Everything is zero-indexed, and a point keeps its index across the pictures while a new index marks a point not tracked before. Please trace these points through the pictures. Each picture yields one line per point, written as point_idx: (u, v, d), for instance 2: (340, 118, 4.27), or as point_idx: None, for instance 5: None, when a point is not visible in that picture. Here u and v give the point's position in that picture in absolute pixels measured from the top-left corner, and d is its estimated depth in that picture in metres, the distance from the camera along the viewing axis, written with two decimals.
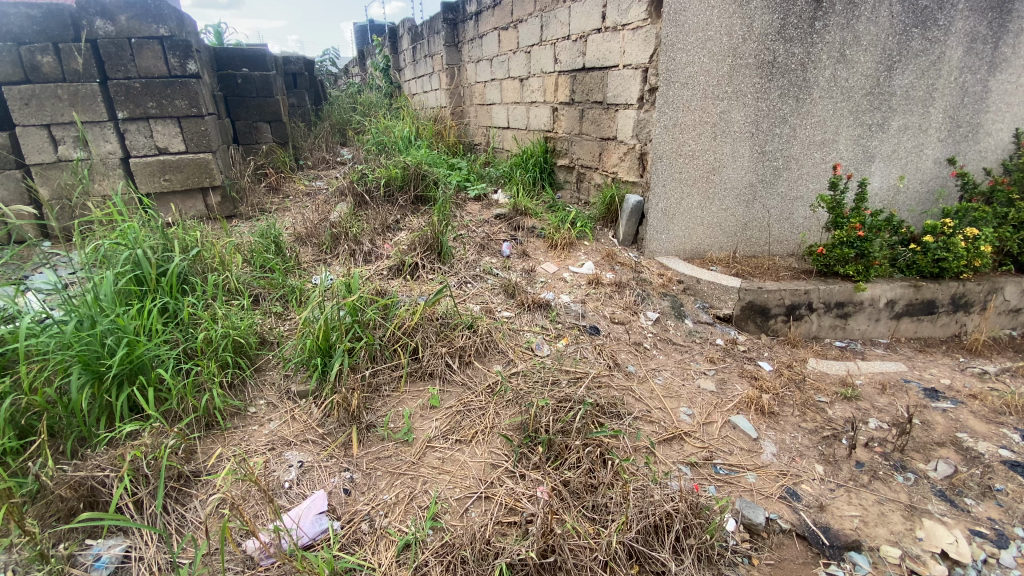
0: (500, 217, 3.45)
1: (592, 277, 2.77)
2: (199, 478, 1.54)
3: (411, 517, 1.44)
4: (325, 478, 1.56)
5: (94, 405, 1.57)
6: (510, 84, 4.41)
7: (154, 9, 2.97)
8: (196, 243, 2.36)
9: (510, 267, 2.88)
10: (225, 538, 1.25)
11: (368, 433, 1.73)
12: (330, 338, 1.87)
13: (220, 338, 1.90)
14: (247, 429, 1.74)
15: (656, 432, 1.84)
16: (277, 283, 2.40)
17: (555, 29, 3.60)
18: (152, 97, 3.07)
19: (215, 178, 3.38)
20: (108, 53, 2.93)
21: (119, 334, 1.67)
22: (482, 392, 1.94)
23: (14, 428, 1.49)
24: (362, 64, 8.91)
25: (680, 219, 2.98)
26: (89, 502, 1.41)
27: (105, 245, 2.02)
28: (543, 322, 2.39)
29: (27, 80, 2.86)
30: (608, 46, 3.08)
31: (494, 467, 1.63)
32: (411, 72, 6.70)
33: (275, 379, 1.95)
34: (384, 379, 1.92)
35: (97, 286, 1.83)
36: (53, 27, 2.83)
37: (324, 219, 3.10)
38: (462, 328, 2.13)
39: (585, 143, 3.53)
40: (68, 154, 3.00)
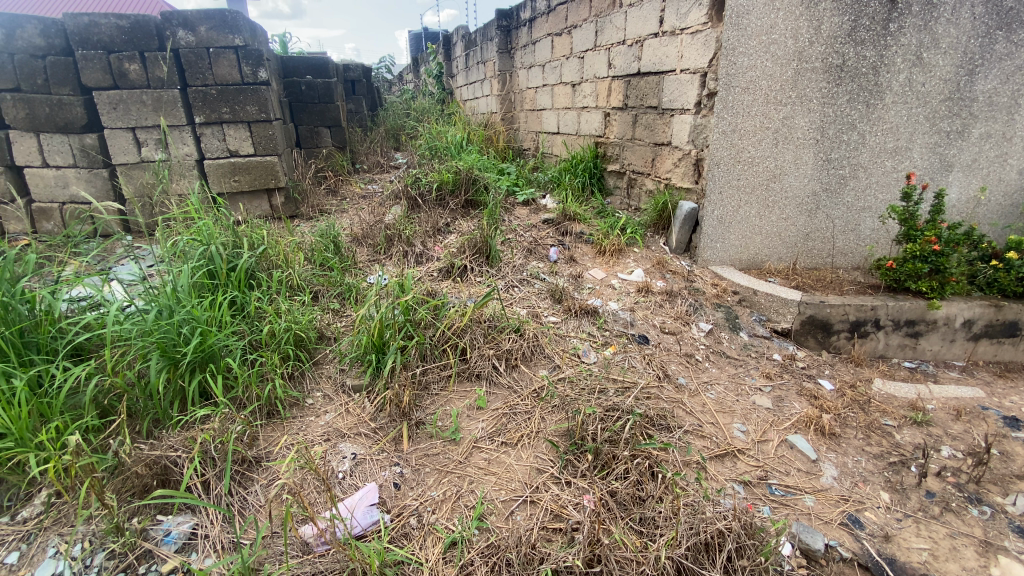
0: (548, 222, 3.45)
1: (642, 285, 2.72)
2: (261, 463, 1.62)
3: (457, 515, 1.46)
4: (376, 471, 1.61)
5: (169, 389, 1.67)
6: (562, 89, 4.41)
7: (230, 20, 3.14)
8: (263, 240, 2.49)
9: (558, 272, 2.87)
10: (286, 522, 1.31)
11: (417, 430, 1.76)
12: (384, 335, 1.93)
13: (283, 332, 2.00)
14: (305, 419, 1.82)
15: (708, 447, 1.78)
16: (335, 281, 2.50)
17: (611, 34, 3.57)
18: (226, 103, 3.28)
19: (279, 180, 3.56)
20: (189, 62, 3.15)
21: (194, 324, 1.79)
22: (528, 397, 1.94)
23: (97, 407, 1.62)
24: (416, 70, 9.16)
25: (737, 228, 2.88)
26: (161, 480, 1.50)
27: (183, 240, 2.16)
28: (591, 329, 2.37)
29: (116, 86, 3.09)
30: (665, 51, 3.03)
31: (540, 471, 1.62)
32: (463, 79, 6.82)
33: (331, 373, 2.03)
34: (433, 378, 1.96)
35: (175, 279, 1.96)
36: (140, 37, 3.03)
37: (378, 221, 3.20)
38: (510, 331, 2.15)
39: (637, 149, 3.48)
40: (150, 156, 3.24)
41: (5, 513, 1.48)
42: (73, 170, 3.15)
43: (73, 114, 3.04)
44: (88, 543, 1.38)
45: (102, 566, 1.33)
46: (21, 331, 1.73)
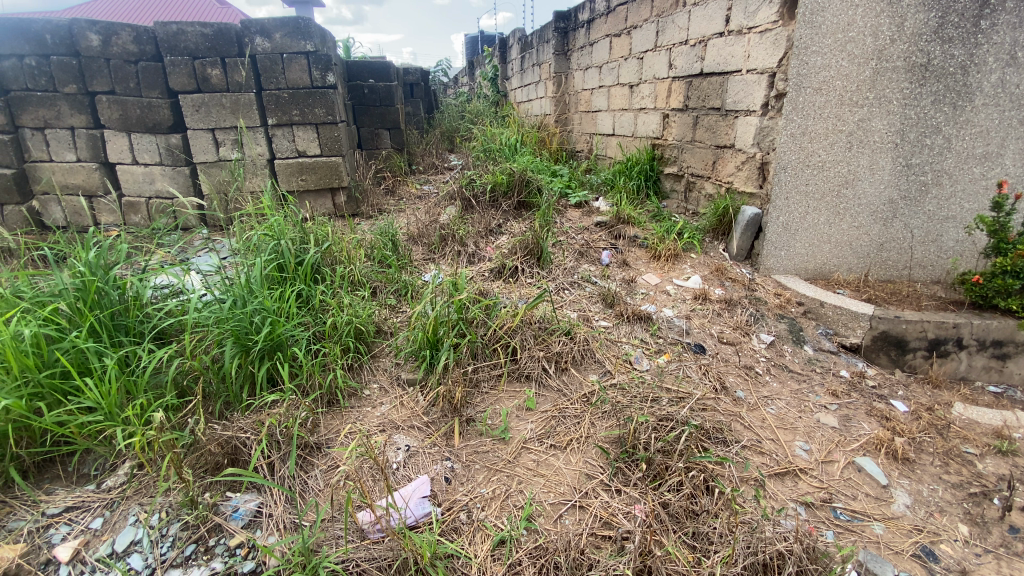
0: (601, 225, 3.41)
1: (699, 292, 2.64)
2: (321, 449, 1.69)
3: (506, 514, 1.47)
4: (428, 464, 1.64)
5: (240, 374, 1.78)
6: (619, 91, 4.36)
7: (303, 27, 3.30)
8: (327, 236, 2.61)
9: (610, 276, 2.83)
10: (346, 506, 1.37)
11: (468, 427, 1.79)
12: (438, 332, 1.98)
13: (344, 325, 2.09)
14: (362, 409, 1.89)
15: (767, 465, 1.70)
16: (393, 278, 2.58)
17: (673, 34, 3.49)
18: (297, 106, 3.46)
19: (342, 179, 3.72)
20: (264, 67, 3.35)
21: (264, 314, 1.90)
22: (578, 401, 1.92)
23: (177, 387, 1.75)
24: (472, 73, 9.31)
25: (804, 235, 2.75)
26: (231, 459, 1.60)
27: (256, 235, 2.30)
28: (644, 335, 2.32)
29: (199, 90, 3.32)
30: (731, 51, 2.93)
31: (589, 477, 1.60)
32: (518, 81, 6.87)
33: (387, 366, 2.10)
34: (484, 376, 1.98)
35: (248, 271, 2.09)
36: (221, 44, 3.24)
37: (433, 220, 3.27)
38: (560, 334, 2.14)
39: (697, 152, 3.39)
40: (227, 155, 3.46)
41: (94, 481, 1.62)
42: (159, 167, 3.40)
43: (161, 116, 3.28)
44: (164, 514, 1.49)
45: (177, 535, 1.43)
46: (112, 314, 1.88)
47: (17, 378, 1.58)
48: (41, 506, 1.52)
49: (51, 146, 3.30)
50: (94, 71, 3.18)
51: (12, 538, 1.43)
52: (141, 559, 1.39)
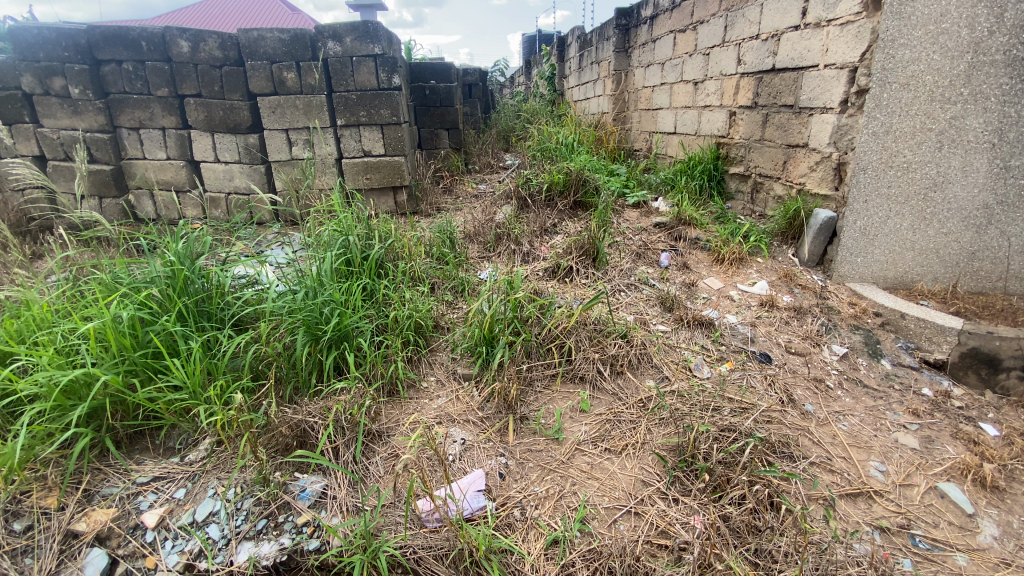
0: (660, 226, 3.33)
1: (765, 299, 2.53)
2: (381, 438, 1.76)
3: (560, 514, 1.47)
4: (483, 458, 1.67)
5: (310, 361, 1.89)
6: (682, 88, 4.23)
7: (372, 31, 3.43)
8: (390, 233, 2.69)
9: (669, 279, 2.76)
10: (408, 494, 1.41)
11: (522, 424, 1.80)
12: (494, 329, 2.01)
13: (405, 319, 2.16)
14: (419, 401, 1.95)
15: (837, 484, 1.60)
16: (450, 274, 2.64)
17: (742, 28, 3.36)
18: (364, 107, 3.61)
19: (404, 178, 3.85)
20: (335, 70, 3.50)
21: (333, 305, 2.00)
22: (634, 406, 1.89)
23: (252, 371, 1.86)
24: (528, 73, 9.33)
25: (884, 240, 2.56)
26: (299, 442, 1.69)
27: (327, 230, 2.42)
28: (705, 341, 2.25)
29: (276, 92, 3.52)
30: (807, 45, 2.79)
31: (645, 484, 1.57)
32: (575, 79, 6.82)
33: (443, 360, 2.15)
34: (538, 375, 1.99)
35: (318, 265, 2.20)
36: (297, 48, 3.41)
37: (489, 219, 3.31)
38: (616, 336, 2.11)
39: (766, 151, 3.25)
40: (299, 154, 3.66)
41: (178, 454, 1.76)
42: (238, 165, 3.64)
43: (241, 118, 3.50)
44: (239, 489, 1.59)
45: (250, 510, 1.53)
46: (197, 302, 2.04)
47: (115, 356, 1.74)
48: (132, 475, 1.67)
49: (144, 145, 3.60)
50: (183, 75, 3.43)
51: (109, 502, 1.59)
52: (218, 530, 1.50)
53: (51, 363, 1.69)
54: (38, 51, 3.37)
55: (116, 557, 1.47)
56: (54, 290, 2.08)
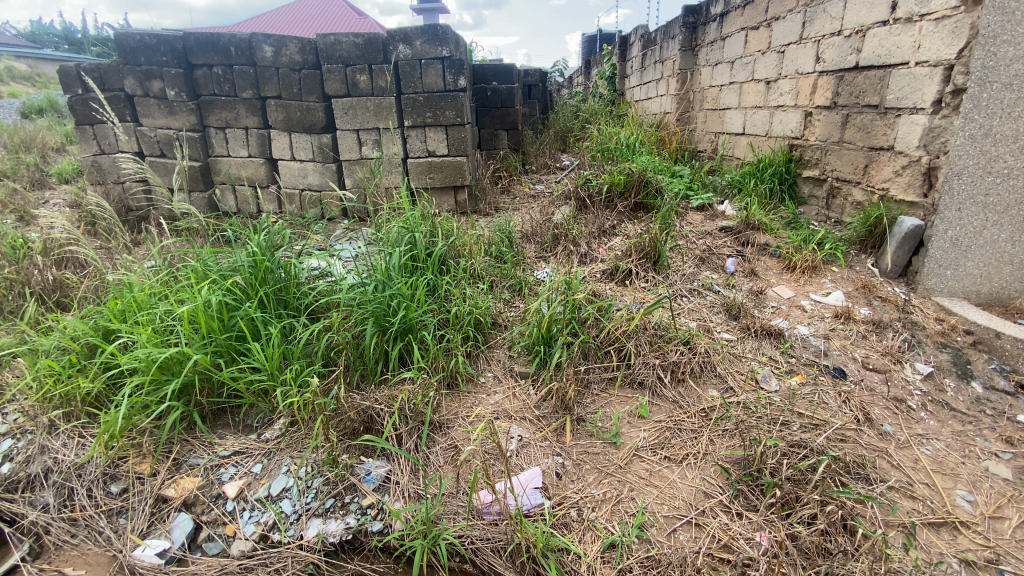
0: (726, 230, 3.22)
1: (841, 310, 2.39)
2: (442, 430, 1.82)
3: (617, 519, 1.46)
4: (540, 456, 1.68)
5: (377, 351, 1.98)
6: (753, 87, 4.07)
7: (441, 34, 3.54)
8: (452, 231, 2.76)
9: (735, 286, 2.67)
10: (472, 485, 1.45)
11: (579, 426, 1.80)
12: (552, 329, 2.02)
13: (466, 315, 2.21)
14: (478, 395, 2.00)
15: (918, 511, 1.50)
16: (508, 273, 2.68)
17: (823, 24, 3.19)
18: (430, 109, 3.73)
19: (465, 178, 3.95)
20: (405, 73, 3.64)
21: (400, 299, 2.08)
22: (695, 415, 1.84)
23: (323, 358, 1.97)
24: (587, 73, 9.25)
25: (978, 253, 2.35)
26: (366, 427, 1.77)
27: (395, 227, 2.52)
28: (773, 352, 2.16)
29: (349, 94, 3.68)
30: (895, 41, 2.62)
31: (707, 495, 1.53)
32: (637, 79, 6.69)
33: (501, 357, 2.20)
34: (595, 378, 1.98)
35: (386, 260, 2.30)
36: (369, 51, 3.56)
37: (547, 219, 3.31)
38: (678, 342, 2.06)
39: (845, 153, 3.08)
40: (368, 154, 3.83)
41: (255, 432, 1.88)
42: (312, 163, 3.84)
43: (316, 118, 3.69)
44: (310, 469, 1.69)
45: (320, 489, 1.64)
46: (276, 291, 2.18)
47: (205, 338, 1.88)
48: (215, 448, 1.81)
49: (229, 143, 3.88)
50: (266, 78, 3.65)
51: (194, 472, 1.73)
52: (290, 505, 1.62)
53: (149, 340, 1.86)
54: (140, 56, 3.67)
55: (200, 522, 1.61)
56: (152, 275, 2.29)
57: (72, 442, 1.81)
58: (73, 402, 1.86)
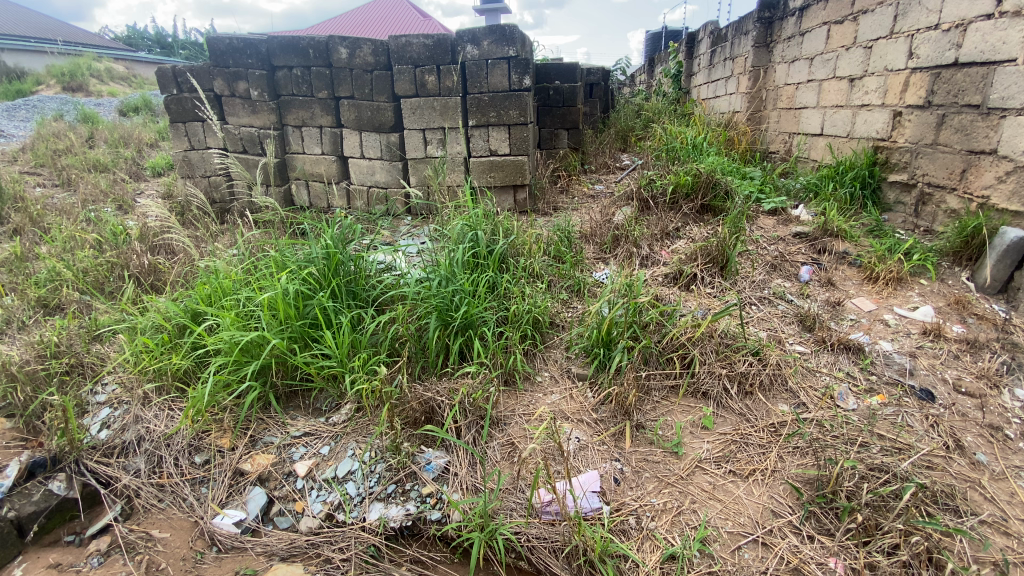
0: (800, 236, 3.06)
1: (929, 327, 2.21)
2: (500, 426, 1.85)
3: (678, 531, 1.43)
4: (598, 460, 1.67)
5: (439, 345, 2.04)
6: (834, 85, 3.83)
7: (508, 34, 3.57)
8: (513, 229, 2.78)
9: (809, 295, 2.53)
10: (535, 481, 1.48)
11: (638, 432, 1.77)
12: (612, 332, 2.00)
13: (525, 313, 2.23)
14: (535, 394, 2.01)
15: (1013, 550, 1.36)
16: (567, 273, 2.67)
17: (917, 17, 2.96)
18: (494, 108, 3.78)
19: (525, 178, 3.98)
20: (471, 73, 3.71)
21: (463, 295, 2.13)
22: (763, 430, 1.76)
23: (388, 349, 2.04)
24: (651, 71, 9.03)
25: None
26: (427, 417, 1.82)
27: (458, 224, 2.57)
28: (851, 368, 2.03)
29: (417, 94, 3.79)
30: (1001, 36, 2.39)
31: (775, 514, 1.47)
32: (704, 77, 6.46)
33: (558, 357, 2.19)
34: (656, 385, 1.94)
35: (449, 257, 2.35)
36: (438, 52, 3.65)
37: (608, 220, 3.25)
38: (746, 353, 1.98)
39: (939, 157, 2.85)
40: (432, 152, 3.93)
41: (324, 415, 1.98)
42: (380, 161, 3.99)
43: (385, 118, 3.83)
44: (373, 454, 1.77)
45: (382, 474, 1.71)
46: (346, 283, 2.28)
47: (282, 324, 2.00)
48: (288, 428, 1.92)
49: (305, 141, 4.09)
50: (340, 79, 3.81)
51: (269, 449, 1.85)
52: (355, 487, 1.69)
53: (232, 324, 2.00)
54: (229, 59, 3.92)
55: (273, 497, 1.72)
56: (236, 263, 2.46)
57: (163, 414, 1.97)
58: (165, 377, 2.02)
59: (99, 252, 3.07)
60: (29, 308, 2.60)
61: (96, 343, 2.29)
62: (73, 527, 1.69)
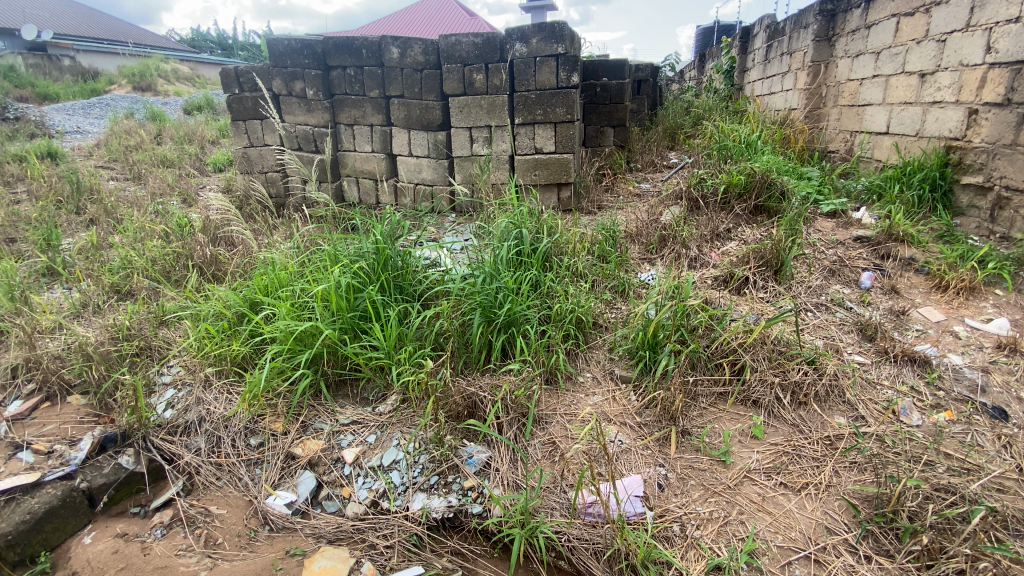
0: (862, 240, 2.90)
1: (1005, 340, 2.05)
2: (541, 425, 1.85)
3: (725, 541, 1.39)
4: (641, 465, 1.65)
5: (482, 341, 2.06)
6: (902, 81, 3.61)
7: (557, 31, 3.55)
8: (557, 228, 2.76)
9: (870, 303, 2.40)
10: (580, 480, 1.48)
11: (684, 438, 1.73)
12: (658, 335, 1.96)
13: (568, 313, 2.21)
14: (577, 395, 2.00)
15: None
16: (611, 273, 2.63)
17: (997, 9, 2.75)
18: (541, 106, 3.77)
19: (570, 176, 3.95)
20: (519, 70, 3.71)
21: (507, 293, 2.14)
22: (818, 442, 1.69)
23: (432, 343, 2.08)
24: (702, 67, 8.77)
25: None
26: (470, 412, 1.85)
27: (503, 221, 2.59)
28: (915, 382, 1.92)
29: (465, 93, 3.84)
30: None
31: (829, 532, 1.41)
32: (759, 72, 6.22)
33: (601, 358, 2.17)
34: (703, 391, 1.89)
35: (494, 255, 2.37)
36: (487, 51, 3.68)
37: (655, 220, 3.17)
38: (801, 361, 1.90)
39: (1019, 159, 2.66)
40: (478, 151, 3.97)
41: (371, 405, 2.04)
42: (427, 159, 4.06)
43: (433, 116, 3.89)
44: (417, 445, 1.80)
45: (426, 465, 1.75)
46: (394, 278, 2.33)
47: (333, 315, 2.08)
48: (336, 416, 1.99)
49: (356, 139, 4.21)
50: (391, 78, 3.90)
51: (319, 435, 1.92)
52: (399, 476, 1.74)
53: (288, 314, 2.10)
54: (287, 59, 4.07)
55: (322, 481, 1.79)
56: (292, 256, 2.56)
57: (222, 397, 2.08)
58: (225, 362, 2.14)
59: (167, 242, 3.27)
60: (103, 293, 2.79)
61: (163, 328, 2.44)
62: (139, 499, 1.82)
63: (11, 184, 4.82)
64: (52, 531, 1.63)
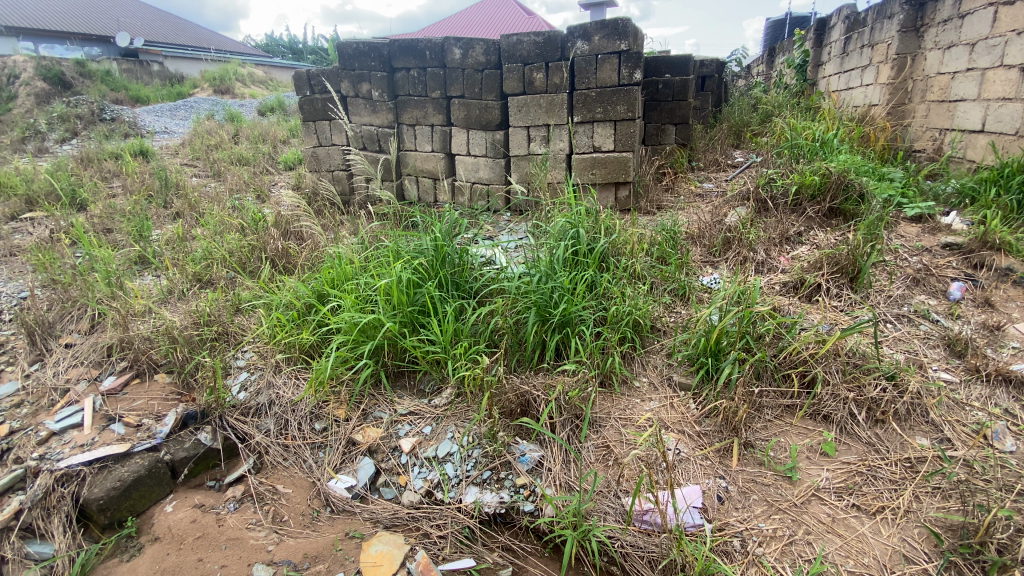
0: (951, 247, 2.67)
1: None
2: (595, 427, 1.83)
3: (789, 561, 1.34)
4: (700, 475, 1.60)
5: (536, 340, 2.07)
6: (1002, 74, 3.28)
7: (620, 27, 3.49)
8: (615, 228, 2.72)
9: (960, 316, 2.21)
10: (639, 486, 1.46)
11: (746, 451, 1.66)
12: (721, 342, 1.89)
13: (624, 315, 2.17)
14: (632, 399, 1.97)
15: None
16: (670, 276, 2.56)
17: None
18: (601, 104, 3.73)
19: (629, 175, 3.88)
20: (580, 68, 3.68)
21: (563, 293, 2.13)
22: (896, 464, 1.58)
23: (487, 340, 2.11)
24: (771, 62, 8.34)
25: None
26: (523, 410, 1.86)
27: (560, 221, 2.57)
28: (1010, 405, 1.74)
29: (524, 92, 3.85)
30: None
31: (907, 560, 1.32)
32: (835, 66, 5.84)
33: (658, 363, 2.12)
34: (769, 403, 1.80)
35: (550, 255, 2.37)
36: (549, 50, 3.68)
37: (718, 220, 3.05)
38: (879, 376, 1.77)
39: None
40: (536, 149, 3.98)
41: (427, 397, 2.09)
42: (485, 158, 4.10)
43: (492, 116, 3.93)
44: (472, 440, 1.84)
45: (479, 459, 1.78)
46: (451, 274, 2.38)
47: (393, 309, 2.15)
48: (395, 406, 2.06)
49: (417, 139, 4.32)
50: (453, 79, 3.97)
51: (379, 424, 1.99)
52: (453, 469, 1.78)
53: (353, 306, 2.20)
54: (355, 62, 4.24)
55: (380, 469, 1.86)
56: (356, 251, 2.67)
57: (290, 382, 2.20)
58: (293, 349, 2.26)
59: (243, 235, 3.50)
60: (187, 281, 3.02)
61: (238, 315, 2.61)
62: (215, 474, 1.97)
63: (108, 179, 5.30)
64: (139, 498, 1.78)
